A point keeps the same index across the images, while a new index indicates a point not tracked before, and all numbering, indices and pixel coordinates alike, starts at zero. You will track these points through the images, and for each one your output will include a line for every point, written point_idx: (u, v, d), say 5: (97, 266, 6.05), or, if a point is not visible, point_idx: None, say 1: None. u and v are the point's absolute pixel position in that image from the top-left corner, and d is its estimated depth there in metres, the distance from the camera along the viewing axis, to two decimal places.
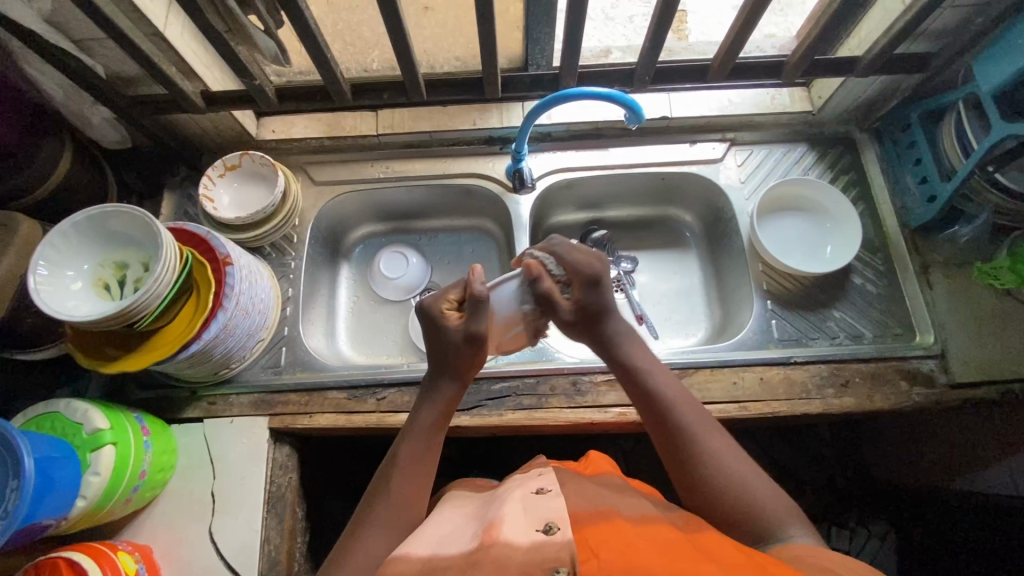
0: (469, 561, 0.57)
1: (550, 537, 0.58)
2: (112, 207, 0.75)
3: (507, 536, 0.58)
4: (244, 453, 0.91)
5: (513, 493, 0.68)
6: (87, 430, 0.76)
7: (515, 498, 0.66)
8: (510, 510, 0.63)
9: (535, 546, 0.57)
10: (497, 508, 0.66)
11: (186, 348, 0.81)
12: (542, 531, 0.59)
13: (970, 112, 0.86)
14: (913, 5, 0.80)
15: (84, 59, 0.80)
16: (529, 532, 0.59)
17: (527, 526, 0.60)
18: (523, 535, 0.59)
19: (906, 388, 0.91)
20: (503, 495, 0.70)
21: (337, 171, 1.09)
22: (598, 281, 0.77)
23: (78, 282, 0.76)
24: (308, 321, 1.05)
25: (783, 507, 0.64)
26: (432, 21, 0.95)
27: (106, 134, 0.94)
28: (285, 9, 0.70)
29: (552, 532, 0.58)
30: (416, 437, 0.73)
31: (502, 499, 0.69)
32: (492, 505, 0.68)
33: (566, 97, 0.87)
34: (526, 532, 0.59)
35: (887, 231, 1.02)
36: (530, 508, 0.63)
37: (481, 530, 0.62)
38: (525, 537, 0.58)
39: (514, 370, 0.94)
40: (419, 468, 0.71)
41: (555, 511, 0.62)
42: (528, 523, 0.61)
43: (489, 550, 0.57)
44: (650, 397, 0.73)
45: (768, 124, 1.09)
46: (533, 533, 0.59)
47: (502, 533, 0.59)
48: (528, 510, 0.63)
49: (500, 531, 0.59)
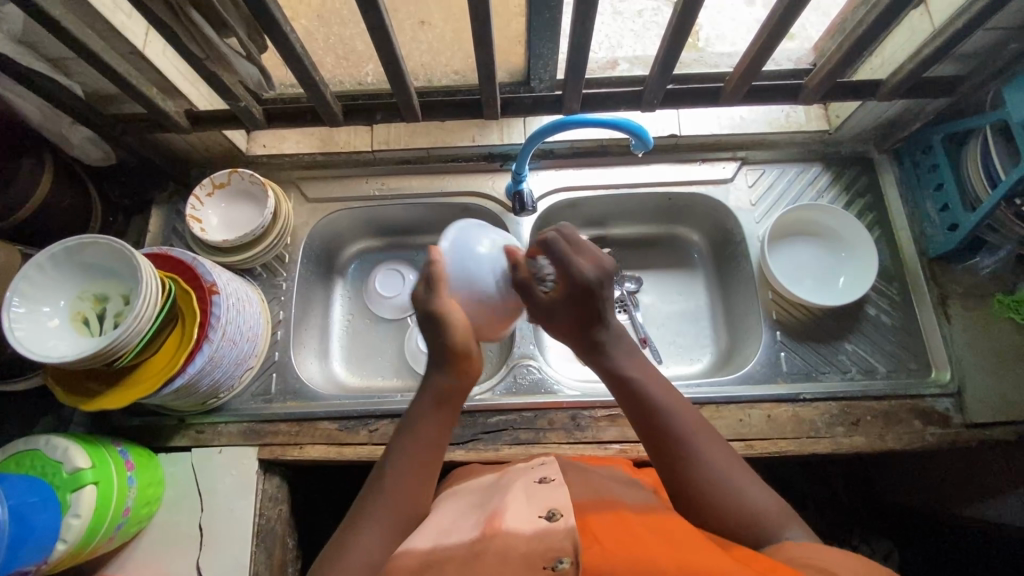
0: (471, 554, 0.54)
1: (553, 524, 0.55)
2: (89, 238, 0.72)
3: (508, 526, 0.56)
4: (232, 485, 0.88)
5: (515, 483, 0.67)
6: (68, 469, 0.73)
7: (518, 487, 0.65)
8: (512, 500, 0.62)
9: (537, 534, 0.54)
10: (499, 496, 0.65)
11: (169, 383, 0.77)
12: (545, 519, 0.57)
13: (996, 138, 0.81)
14: (938, 29, 0.75)
15: (61, 80, 0.76)
16: (531, 520, 0.57)
17: (530, 514, 0.58)
18: (526, 522, 0.57)
19: (920, 428, 0.88)
20: (502, 485, 0.69)
21: (330, 187, 1.05)
22: (593, 290, 0.70)
23: (55, 319, 0.72)
24: (301, 346, 1.01)
25: (786, 510, 0.61)
26: (429, 36, 0.88)
27: (88, 152, 0.90)
28: (269, 34, 0.65)
29: (555, 519, 0.56)
30: (425, 423, 0.67)
31: (504, 487, 0.68)
32: (490, 495, 0.67)
33: (567, 124, 0.83)
34: (529, 519, 0.57)
35: (904, 259, 0.97)
36: (532, 496, 0.62)
37: (482, 518, 0.60)
38: (528, 524, 0.56)
39: (512, 404, 0.90)
40: (423, 456, 0.66)
41: (558, 497, 0.60)
42: (530, 512, 0.59)
43: (492, 541, 0.55)
44: (643, 410, 0.67)
45: (782, 143, 1.04)
46: (535, 519, 0.57)
47: (504, 523, 0.57)
48: (531, 498, 0.62)
49: (502, 521, 0.57)
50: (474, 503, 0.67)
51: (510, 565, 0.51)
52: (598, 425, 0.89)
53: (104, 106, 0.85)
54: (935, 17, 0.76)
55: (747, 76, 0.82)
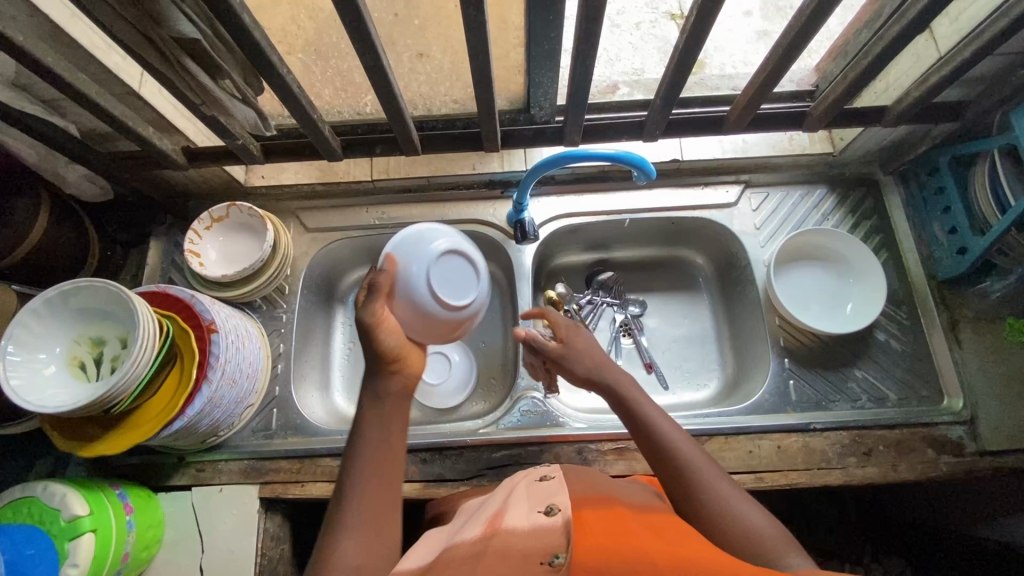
0: (472, 550, 0.53)
1: (551, 519, 0.54)
2: (85, 281, 0.71)
3: (507, 524, 0.55)
4: (233, 525, 0.87)
5: (515, 485, 0.66)
6: (65, 517, 0.72)
7: (519, 487, 0.64)
8: (512, 501, 0.61)
9: (536, 529, 0.54)
10: (502, 499, 0.64)
11: (168, 426, 0.76)
12: (543, 514, 0.56)
13: (1006, 162, 0.80)
14: (946, 56, 0.74)
15: (55, 120, 0.75)
16: (530, 516, 0.56)
17: (528, 511, 0.57)
18: (524, 519, 0.56)
19: (933, 457, 0.86)
20: (504, 489, 0.68)
21: (330, 217, 1.04)
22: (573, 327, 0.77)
23: (51, 365, 0.71)
24: (302, 379, 1.00)
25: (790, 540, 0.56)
26: (428, 68, 0.85)
27: (84, 189, 0.89)
28: (266, 78, 0.64)
29: (552, 514, 0.55)
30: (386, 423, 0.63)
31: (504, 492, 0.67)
32: (492, 499, 0.66)
33: (569, 159, 0.82)
34: (527, 516, 0.56)
35: (913, 283, 0.96)
36: (531, 496, 0.61)
37: (485, 518, 0.60)
38: (527, 521, 0.55)
39: (516, 438, 0.89)
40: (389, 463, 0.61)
41: (557, 495, 0.59)
42: (529, 508, 0.58)
43: (490, 539, 0.54)
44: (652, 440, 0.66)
45: (785, 166, 1.03)
46: (533, 516, 0.56)
47: (503, 522, 0.56)
48: (531, 496, 0.61)
49: (500, 522, 0.56)
50: (477, 510, 0.66)
51: (507, 560, 0.50)
52: (606, 459, 0.87)
53: (100, 144, 0.84)
54: (942, 43, 0.75)
55: (752, 104, 0.80)
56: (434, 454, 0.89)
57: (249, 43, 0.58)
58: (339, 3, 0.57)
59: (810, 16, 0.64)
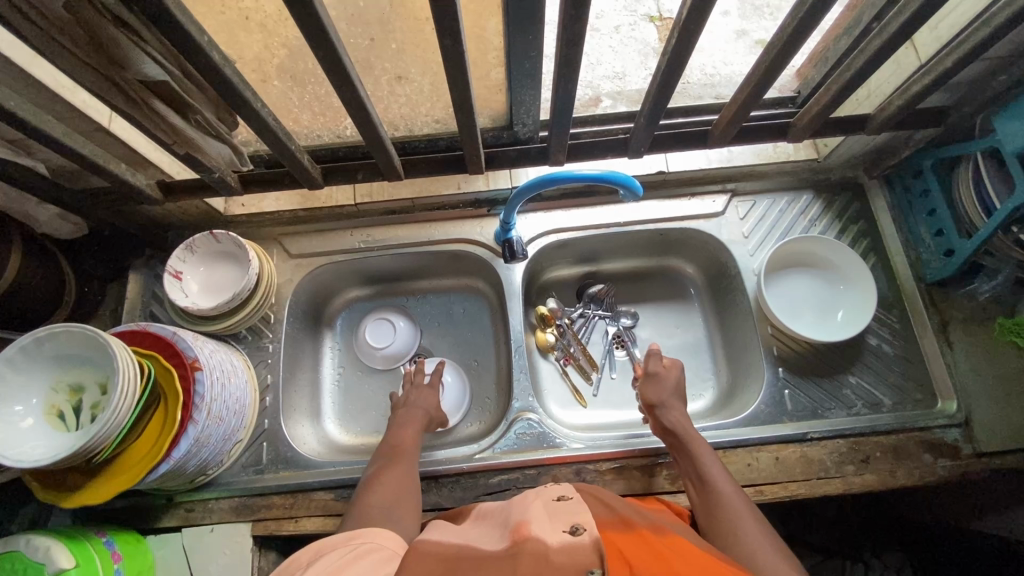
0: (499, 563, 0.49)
1: (578, 538, 0.50)
2: (61, 327, 0.69)
3: (534, 537, 0.51)
4: (227, 565, 0.85)
5: (531, 502, 0.62)
6: (51, 571, 0.70)
7: (535, 506, 0.60)
8: (533, 515, 0.57)
9: (566, 546, 0.49)
10: (516, 514, 0.59)
11: (154, 469, 0.74)
12: (569, 533, 0.51)
13: (988, 164, 0.80)
14: (927, 63, 0.74)
15: (24, 161, 0.72)
16: (555, 534, 0.52)
17: (553, 528, 0.53)
18: (549, 536, 0.51)
19: (931, 461, 0.86)
20: (518, 503, 0.63)
21: (314, 242, 1.02)
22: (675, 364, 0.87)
23: (28, 417, 0.69)
24: (293, 409, 0.98)
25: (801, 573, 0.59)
26: (407, 90, 0.83)
27: (57, 227, 0.87)
28: (241, 113, 0.62)
29: (579, 533, 0.51)
30: (405, 423, 0.85)
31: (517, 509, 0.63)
32: (505, 515, 0.62)
33: (553, 181, 0.81)
34: (552, 534, 0.52)
35: (902, 286, 0.96)
36: (554, 514, 0.57)
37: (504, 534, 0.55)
38: (553, 537, 0.51)
39: (513, 462, 0.88)
40: (408, 467, 0.76)
41: (579, 514, 0.55)
42: (554, 526, 0.53)
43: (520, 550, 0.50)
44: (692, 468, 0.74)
45: (771, 173, 1.03)
46: (558, 534, 0.51)
47: (529, 535, 0.52)
48: (553, 515, 0.57)
49: (527, 532, 0.52)
50: (492, 523, 0.61)
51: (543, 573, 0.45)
52: (605, 479, 0.86)
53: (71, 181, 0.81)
54: (922, 52, 0.76)
55: (736, 119, 0.80)
56: (431, 482, 0.87)
57: (220, 80, 0.56)
58: (313, 40, 0.55)
59: (789, 37, 0.63)
